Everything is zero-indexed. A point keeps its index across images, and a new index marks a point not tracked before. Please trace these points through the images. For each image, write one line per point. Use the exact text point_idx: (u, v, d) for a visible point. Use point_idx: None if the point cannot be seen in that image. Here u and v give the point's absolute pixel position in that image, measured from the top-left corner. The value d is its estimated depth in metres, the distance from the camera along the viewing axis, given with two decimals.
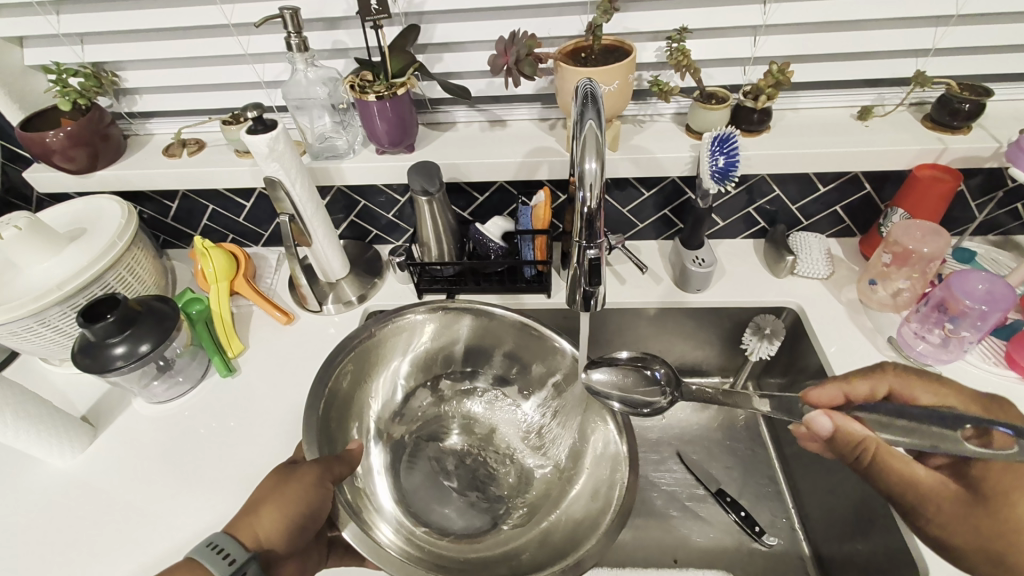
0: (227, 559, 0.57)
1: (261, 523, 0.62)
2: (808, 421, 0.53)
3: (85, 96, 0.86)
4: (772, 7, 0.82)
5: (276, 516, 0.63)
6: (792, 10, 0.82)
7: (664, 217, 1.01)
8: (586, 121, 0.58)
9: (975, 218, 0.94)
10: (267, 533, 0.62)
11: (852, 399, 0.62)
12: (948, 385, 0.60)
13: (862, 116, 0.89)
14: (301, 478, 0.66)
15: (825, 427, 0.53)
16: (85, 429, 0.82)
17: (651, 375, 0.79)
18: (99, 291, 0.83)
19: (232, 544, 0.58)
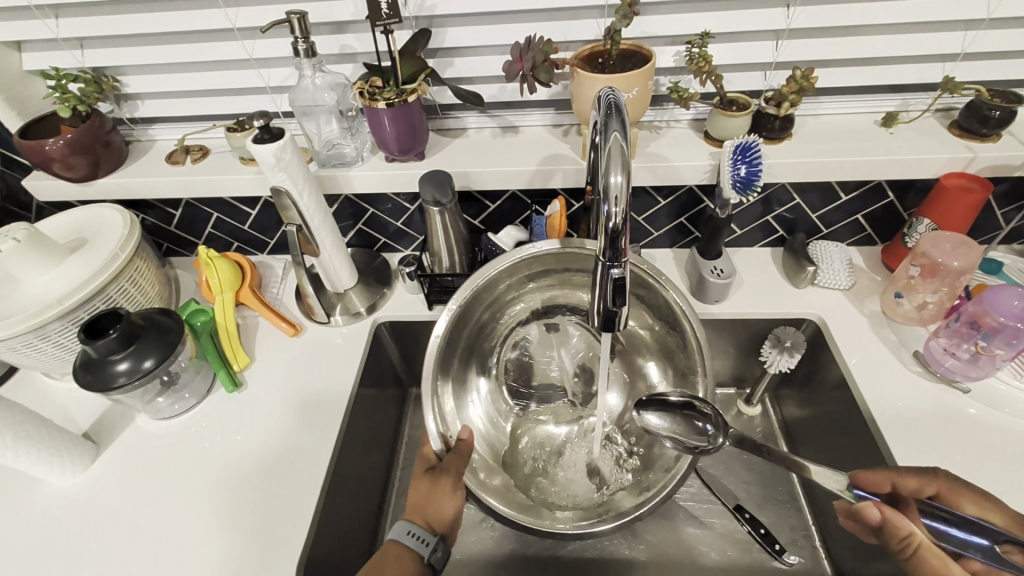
0: (422, 541, 0.66)
1: (430, 510, 0.69)
2: (860, 508, 0.53)
3: (85, 102, 0.83)
4: (796, 10, 0.79)
5: (442, 504, 0.69)
6: (817, 13, 0.79)
7: (679, 225, 0.99)
8: (611, 133, 0.56)
9: (1001, 227, 0.91)
10: (436, 520, 0.68)
11: (898, 489, 0.59)
12: (995, 504, 0.58)
13: (887, 123, 0.87)
14: (450, 469, 0.71)
15: (876, 517, 0.53)
16: (86, 447, 0.79)
17: (704, 426, 0.71)
18: (101, 304, 0.80)
19: (422, 530, 0.66)
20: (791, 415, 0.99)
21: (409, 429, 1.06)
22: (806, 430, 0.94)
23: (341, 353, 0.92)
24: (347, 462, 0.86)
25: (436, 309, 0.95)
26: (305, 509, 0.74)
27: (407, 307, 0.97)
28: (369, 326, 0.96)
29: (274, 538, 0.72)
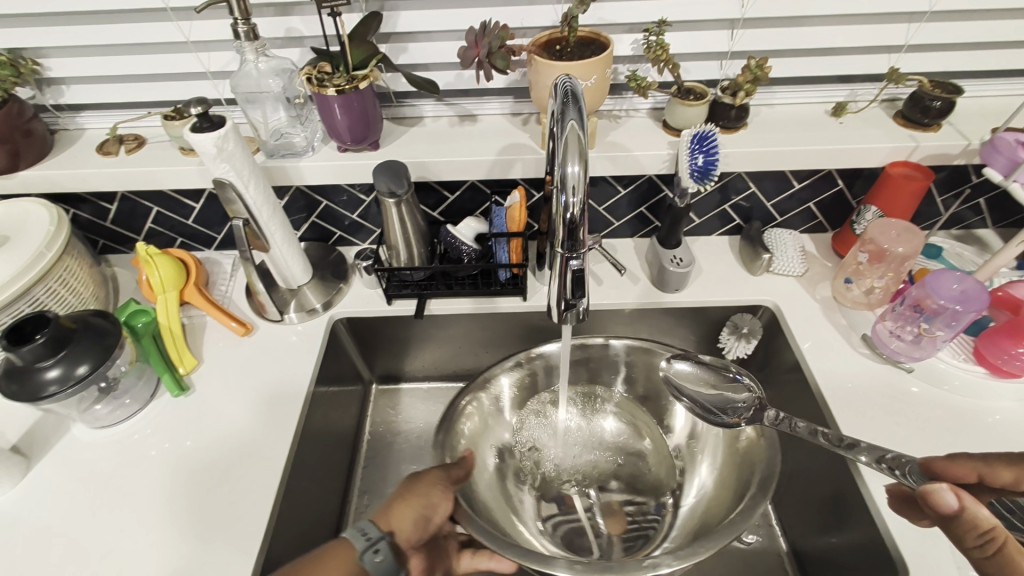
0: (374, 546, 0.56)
1: (397, 516, 0.62)
2: (930, 492, 0.50)
3: (1, 86, 0.76)
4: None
5: (411, 510, 0.62)
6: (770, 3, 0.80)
7: (640, 215, 0.99)
8: (568, 122, 0.55)
9: (941, 213, 0.95)
10: (406, 526, 0.61)
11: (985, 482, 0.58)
12: None
13: (837, 113, 0.89)
14: (429, 479, 0.67)
15: (951, 504, 0.49)
16: (16, 461, 0.74)
17: (733, 375, 0.79)
18: (28, 307, 0.74)
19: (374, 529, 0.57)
20: None
21: (373, 427, 1.03)
22: None
23: (296, 351, 0.89)
24: (304, 464, 0.83)
25: (396, 304, 0.93)
26: (261, 516, 0.71)
27: (365, 302, 0.94)
28: (327, 322, 0.92)
29: (229, 545, 0.69)
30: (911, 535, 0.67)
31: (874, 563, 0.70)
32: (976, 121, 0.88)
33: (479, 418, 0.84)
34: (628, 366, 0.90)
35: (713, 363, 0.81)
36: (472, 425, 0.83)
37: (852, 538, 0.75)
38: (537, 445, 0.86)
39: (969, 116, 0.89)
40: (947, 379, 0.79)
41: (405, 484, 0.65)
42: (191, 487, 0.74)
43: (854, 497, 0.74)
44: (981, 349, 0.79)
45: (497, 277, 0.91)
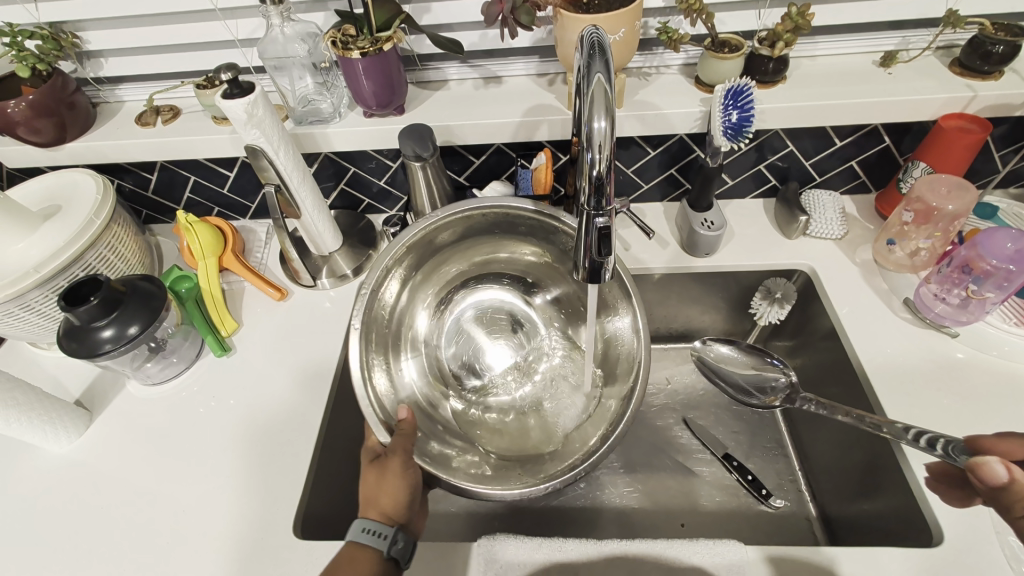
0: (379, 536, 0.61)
1: (384, 504, 0.63)
2: (979, 463, 0.48)
3: (44, 60, 0.79)
4: None
5: (394, 494, 0.64)
6: None
7: (669, 177, 0.96)
8: (594, 75, 0.53)
9: (998, 171, 0.89)
10: (391, 508, 0.63)
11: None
12: None
13: (885, 63, 0.83)
14: (391, 464, 0.66)
15: (1000, 476, 0.47)
16: (80, 415, 0.80)
17: (772, 360, 0.82)
18: (81, 272, 0.79)
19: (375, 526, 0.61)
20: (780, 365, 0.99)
21: None
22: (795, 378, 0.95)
23: (329, 316, 0.92)
24: (339, 423, 0.86)
25: None
26: (301, 469, 0.75)
27: None
28: (357, 287, 0.95)
29: (275, 494, 0.74)
30: None
31: (909, 528, 0.69)
32: None
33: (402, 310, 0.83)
34: (526, 270, 0.91)
35: (753, 346, 0.85)
36: (401, 314, 0.83)
37: (885, 504, 0.74)
38: (434, 333, 0.88)
39: None
40: (996, 345, 0.76)
41: (380, 471, 0.65)
42: (234, 441, 0.79)
43: (889, 462, 0.73)
44: None
45: None
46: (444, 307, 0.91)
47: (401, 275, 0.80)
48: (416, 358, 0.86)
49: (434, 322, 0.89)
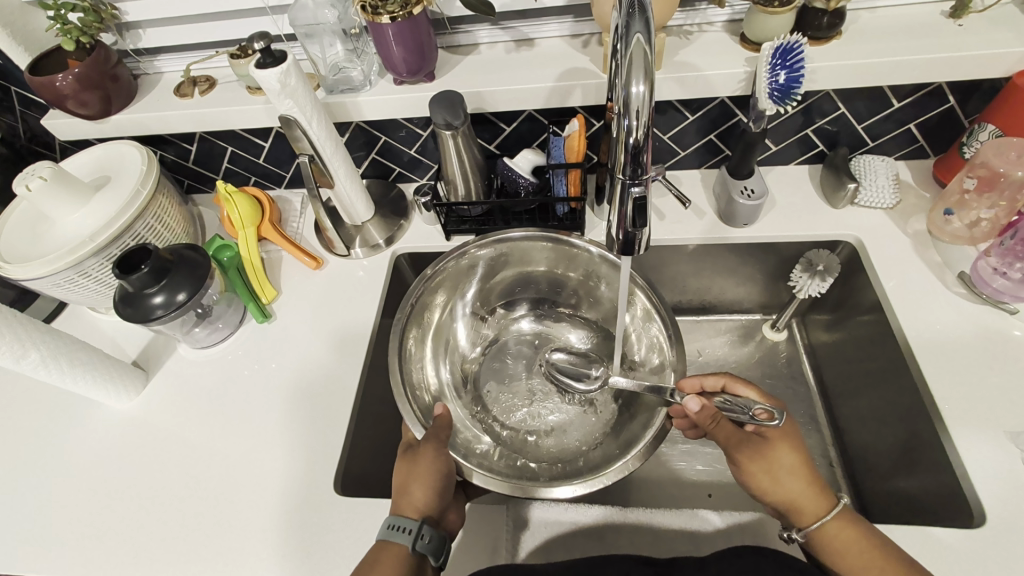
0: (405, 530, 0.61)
1: (415, 497, 0.64)
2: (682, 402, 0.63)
3: (87, 33, 0.81)
4: None
5: (424, 488, 0.64)
6: None
7: (708, 143, 0.92)
8: (633, 36, 0.51)
9: None
10: (424, 502, 0.63)
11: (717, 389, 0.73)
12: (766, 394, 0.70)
13: (956, 14, 0.76)
14: (424, 455, 0.67)
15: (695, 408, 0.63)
16: (137, 374, 0.85)
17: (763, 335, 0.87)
18: (132, 241, 0.83)
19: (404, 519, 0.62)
20: (819, 340, 0.96)
21: None
22: (835, 353, 0.92)
23: (363, 285, 0.94)
24: (375, 387, 0.89)
25: (455, 239, 0.95)
26: (339, 429, 0.79)
27: (425, 237, 0.96)
28: (390, 257, 0.96)
29: (317, 451, 0.78)
30: (994, 479, 0.64)
31: (948, 506, 0.68)
32: None
33: (450, 307, 0.92)
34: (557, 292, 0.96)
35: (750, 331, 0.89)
36: (444, 315, 0.91)
37: (923, 482, 0.72)
38: (473, 347, 0.95)
39: None
40: None
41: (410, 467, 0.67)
42: (276, 401, 0.83)
43: (929, 440, 0.71)
44: None
45: (555, 212, 0.89)
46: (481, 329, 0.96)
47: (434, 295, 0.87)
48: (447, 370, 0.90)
49: (473, 324, 0.96)
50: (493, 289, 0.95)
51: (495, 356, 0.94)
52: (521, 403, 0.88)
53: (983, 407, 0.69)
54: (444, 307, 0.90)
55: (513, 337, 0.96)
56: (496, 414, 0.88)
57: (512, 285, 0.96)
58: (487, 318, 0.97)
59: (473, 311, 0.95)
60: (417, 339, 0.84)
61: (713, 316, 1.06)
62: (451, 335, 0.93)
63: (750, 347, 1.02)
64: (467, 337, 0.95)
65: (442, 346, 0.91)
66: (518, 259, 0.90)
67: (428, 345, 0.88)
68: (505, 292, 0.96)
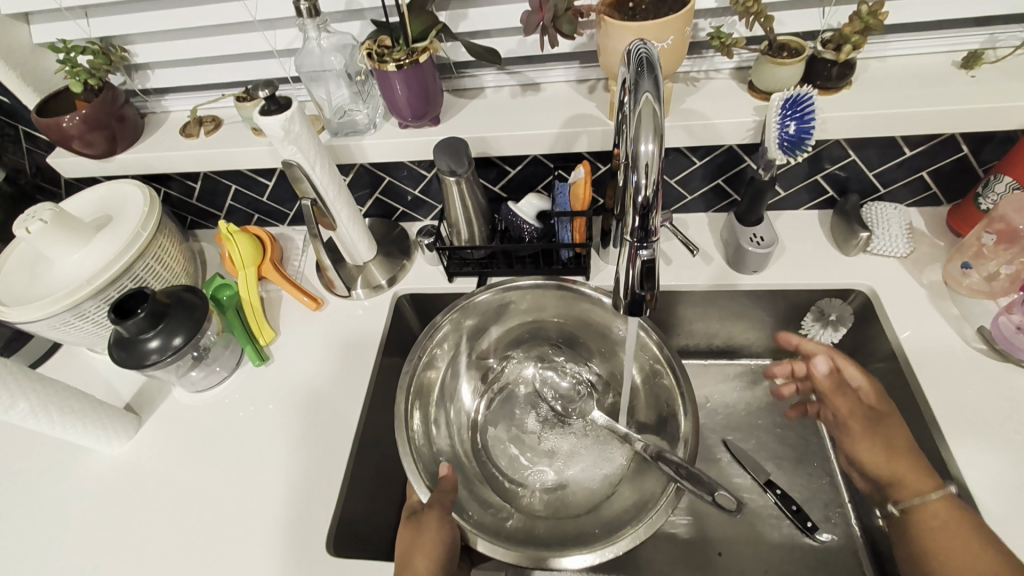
0: None
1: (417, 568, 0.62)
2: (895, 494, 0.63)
3: (96, 75, 0.81)
4: None
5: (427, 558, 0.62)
6: None
7: (716, 188, 0.91)
8: (642, 94, 0.49)
9: None
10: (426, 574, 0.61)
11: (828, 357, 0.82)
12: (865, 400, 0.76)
13: (968, 65, 0.75)
14: (428, 521, 0.66)
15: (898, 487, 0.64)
16: (129, 419, 0.83)
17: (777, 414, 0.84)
18: (130, 282, 0.82)
19: None
20: None
21: None
22: None
23: (363, 327, 0.92)
24: (374, 432, 0.87)
25: (457, 281, 0.93)
26: (334, 481, 0.76)
27: (427, 278, 0.95)
28: (391, 298, 0.95)
29: (312, 503, 0.75)
30: None
31: None
32: None
33: (456, 359, 0.90)
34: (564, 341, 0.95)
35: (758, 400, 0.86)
36: (450, 367, 0.89)
37: None
38: (478, 399, 0.92)
39: None
40: None
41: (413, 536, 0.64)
42: (272, 447, 0.81)
43: None
44: None
45: (559, 256, 0.87)
46: (487, 379, 0.94)
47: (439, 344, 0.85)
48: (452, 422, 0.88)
49: (478, 375, 0.94)
50: (499, 338, 0.93)
51: (500, 408, 0.92)
52: (529, 459, 0.86)
53: (1012, 474, 0.65)
54: (450, 358, 0.89)
55: (519, 388, 0.94)
56: (503, 470, 0.85)
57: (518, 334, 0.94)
58: (493, 368, 0.95)
59: (478, 362, 0.93)
60: (424, 392, 0.82)
61: (721, 361, 1.03)
62: (457, 388, 0.91)
63: (760, 394, 0.99)
64: (472, 387, 0.93)
65: (447, 398, 0.89)
66: (525, 307, 0.89)
67: (435, 397, 0.86)
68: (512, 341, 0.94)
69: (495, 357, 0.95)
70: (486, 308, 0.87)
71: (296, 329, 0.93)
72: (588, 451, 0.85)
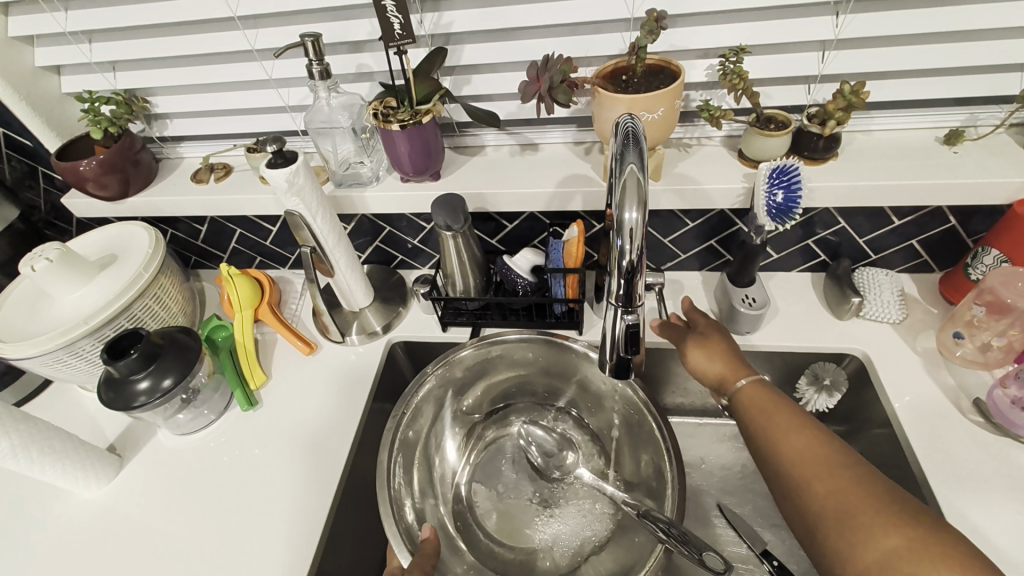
0: None
1: None
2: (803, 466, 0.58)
3: (116, 123, 0.86)
4: (845, 19, 0.71)
5: None
6: (870, 22, 0.71)
7: (709, 248, 0.92)
8: (627, 164, 0.51)
9: None
10: None
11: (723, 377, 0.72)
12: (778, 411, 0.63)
13: (951, 141, 0.77)
14: None
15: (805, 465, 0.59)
16: (110, 460, 0.82)
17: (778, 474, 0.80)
18: (127, 322, 0.83)
19: None
20: None
21: None
22: None
23: (354, 373, 0.92)
24: (358, 482, 0.85)
25: (450, 331, 0.93)
26: (313, 534, 0.74)
27: (422, 327, 0.96)
28: (384, 345, 0.95)
29: (292, 555, 0.72)
30: None
31: None
32: None
33: (441, 416, 0.90)
34: (552, 394, 0.95)
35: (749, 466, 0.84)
36: (435, 425, 0.89)
37: None
38: (463, 457, 0.91)
39: None
40: None
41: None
42: (253, 496, 0.79)
43: None
44: None
45: (553, 310, 0.88)
46: (473, 434, 0.93)
47: (422, 399, 0.85)
48: (435, 481, 0.87)
49: (462, 432, 0.93)
50: (486, 393, 0.94)
51: (485, 464, 0.91)
52: (516, 520, 0.85)
53: (1016, 557, 0.62)
54: (436, 414, 0.89)
55: (503, 445, 0.93)
56: (490, 532, 0.84)
57: (505, 389, 0.94)
58: (479, 422, 0.94)
59: (464, 418, 0.93)
60: (408, 448, 0.82)
61: (716, 421, 1.01)
62: (441, 445, 0.90)
63: None
64: (457, 444, 0.92)
65: (433, 455, 0.88)
66: (510, 362, 0.90)
67: (420, 453, 0.85)
68: (499, 396, 0.95)
69: (480, 413, 0.95)
70: (471, 363, 0.89)
71: (283, 374, 0.93)
72: (576, 512, 0.84)
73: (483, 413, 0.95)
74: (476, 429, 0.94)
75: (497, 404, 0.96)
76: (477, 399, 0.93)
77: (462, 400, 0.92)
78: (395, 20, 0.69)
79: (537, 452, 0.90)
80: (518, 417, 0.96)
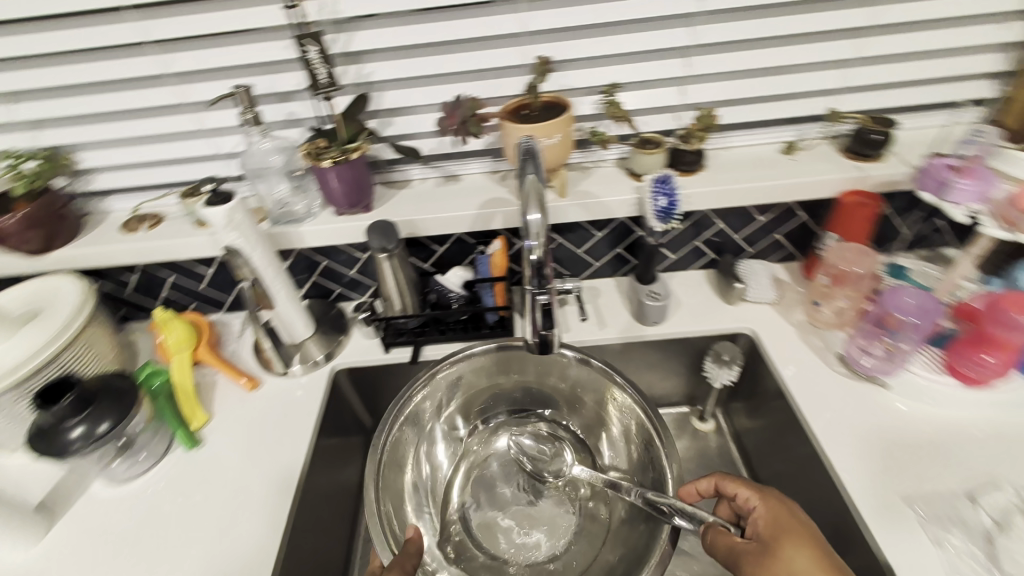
0: None
1: None
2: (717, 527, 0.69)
3: (41, 178, 0.87)
4: (694, 61, 0.90)
5: None
6: (712, 63, 0.90)
7: (618, 255, 1.06)
8: (527, 176, 0.63)
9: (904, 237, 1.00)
10: None
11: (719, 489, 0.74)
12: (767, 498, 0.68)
13: (788, 151, 0.97)
14: None
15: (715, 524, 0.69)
16: (35, 520, 0.78)
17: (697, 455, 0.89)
18: (55, 372, 0.81)
19: None
20: (741, 425, 1.03)
21: None
22: (757, 439, 0.98)
23: (300, 404, 0.94)
24: (308, 510, 0.85)
25: (393, 352, 0.99)
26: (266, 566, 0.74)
27: (364, 352, 1.00)
28: (329, 373, 0.98)
29: None
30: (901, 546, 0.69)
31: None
32: (917, 149, 0.96)
33: (429, 433, 0.95)
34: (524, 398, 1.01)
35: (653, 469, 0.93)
36: (419, 440, 0.93)
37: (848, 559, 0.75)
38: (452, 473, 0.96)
39: (909, 146, 0.97)
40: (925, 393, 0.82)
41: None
42: (219, 536, 0.78)
43: (844, 514, 0.75)
44: (953, 362, 0.84)
45: (486, 320, 0.97)
46: (460, 442, 0.99)
47: (410, 414, 0.89)
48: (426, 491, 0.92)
49: (451, 446, 0.98)
50: (475, 401, 0.99)
51: (473, 483, 0.96)
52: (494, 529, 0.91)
53: (879, 475, 0.76)
54: (422, 431, 0.93)
55: (489, 457, 0.98)
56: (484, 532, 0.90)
57: (490, 397, 1.00)
58: (466, 430, 1.00)
59: (454, 432, 0.98)
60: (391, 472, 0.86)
61: None
62: (426, 464, 0.94)
63: (682, 438, 1.07)
64: (446, 452, 0.97)
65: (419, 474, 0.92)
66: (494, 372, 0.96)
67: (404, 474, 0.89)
68: (486, 404, 1.00)
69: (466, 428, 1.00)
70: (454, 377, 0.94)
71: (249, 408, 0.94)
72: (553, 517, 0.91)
73: (471, 421, 1.00)
74: (466, 436, 0.99)
75: (484, 411, 1.01)
76: (466, 408, 0.99)
77: (450, 412, 0.97)
78: (320, 71, 0.79)
79: (527, 460, 0.97)
80: (505, 421, 1.01)
